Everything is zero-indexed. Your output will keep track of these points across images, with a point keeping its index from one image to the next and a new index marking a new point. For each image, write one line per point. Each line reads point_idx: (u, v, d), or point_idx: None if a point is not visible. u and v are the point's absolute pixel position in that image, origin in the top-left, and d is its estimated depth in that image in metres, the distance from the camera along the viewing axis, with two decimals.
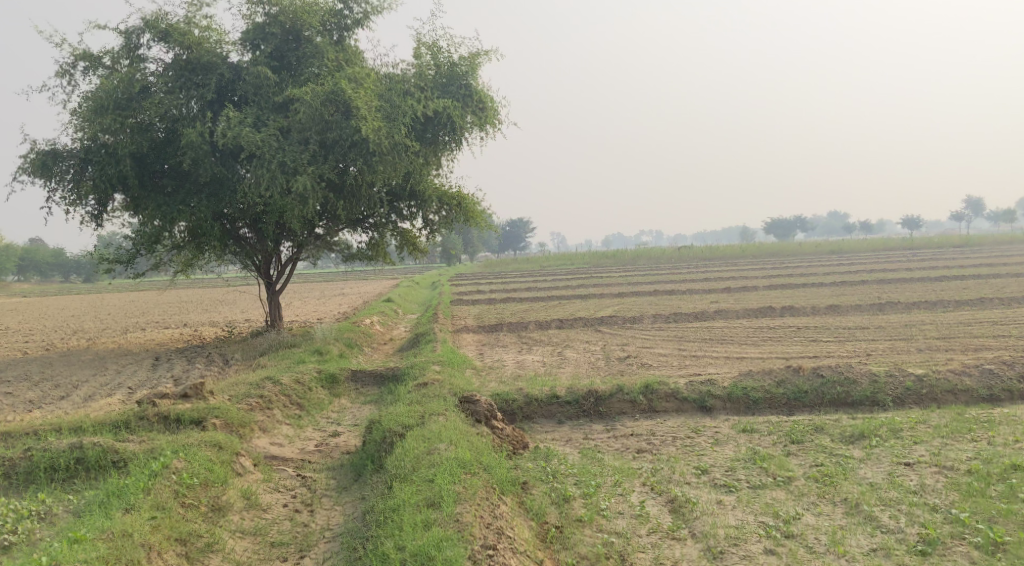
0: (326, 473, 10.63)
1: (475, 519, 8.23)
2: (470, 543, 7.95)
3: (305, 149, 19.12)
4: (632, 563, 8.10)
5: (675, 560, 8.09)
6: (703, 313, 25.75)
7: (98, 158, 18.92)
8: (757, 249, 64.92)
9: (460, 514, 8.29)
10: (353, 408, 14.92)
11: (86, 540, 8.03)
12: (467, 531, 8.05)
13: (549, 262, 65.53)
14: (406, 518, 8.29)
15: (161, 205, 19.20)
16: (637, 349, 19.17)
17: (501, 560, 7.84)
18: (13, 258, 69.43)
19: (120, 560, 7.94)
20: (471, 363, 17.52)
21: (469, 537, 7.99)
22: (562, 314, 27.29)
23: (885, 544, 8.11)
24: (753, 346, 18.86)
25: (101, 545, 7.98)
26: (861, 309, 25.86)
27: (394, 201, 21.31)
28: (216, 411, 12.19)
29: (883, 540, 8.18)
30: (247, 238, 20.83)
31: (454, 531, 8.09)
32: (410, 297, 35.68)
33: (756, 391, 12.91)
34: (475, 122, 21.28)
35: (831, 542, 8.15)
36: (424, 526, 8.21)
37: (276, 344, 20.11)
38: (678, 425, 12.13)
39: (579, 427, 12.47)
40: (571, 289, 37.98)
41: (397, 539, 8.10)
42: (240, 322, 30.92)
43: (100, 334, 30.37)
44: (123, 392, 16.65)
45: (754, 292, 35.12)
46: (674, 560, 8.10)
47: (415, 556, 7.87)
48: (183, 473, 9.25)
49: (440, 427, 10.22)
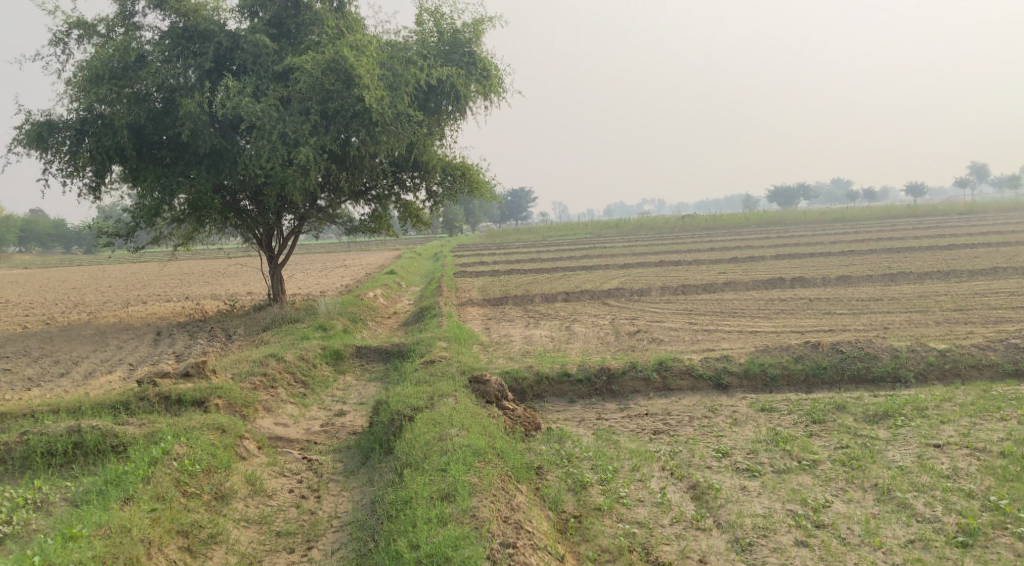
0: (333, 455, 10.31)
1: (492, 513, 7.90)
2: (488, 541, 7.62)
3: (306, 119, 18.62)
4: (657, 556, 7.79)
5: (702, 554, 7.78)
6: (712, 285, 25.33)
7: (95, 129, 18.46)
8: (761, 218, 64.43)
9: (476, 508, 7.96)
10: (358, 386, 14.60)
11: (81, 537, 7.69)
12: (485, 527, 7.72)
13: (552, 232, 65.06)
14: (419, 512, 7.96)
15: (160, 177, 18.77)
16: (646, 323, 18.81)
17: (521, 559, 7.51)
18: (13, 229, 68.96)
19: (117, 558, 7.61)
20: (478, 338, 17.16)
21: (488, 534, 7.66)
22: (568, 286, 26.88)
23: (923, 535, 7.80)
24: (765, 319, 18.47)
25: (97, 543, 7.64)
26: (872, 279, 25.44)
27: (397, 172, 20.84)
28: (218, 391, 11.84)
29: (921, 531, 7.87)
30: (248, 210, 20.39)
31: (471, 526, 7.78)
32: (412, 268, 35.24)
33: (774, 367, 12.55)
34: (479, 91, 20.75)
35: (865, 533, 7.84)
36: (439, 521, 7.88)
37: (279, 320, 19.75)
38: (694, 404, 11.77)
39: (591, 406, 12.13)
40: (575, 260, 37.58)
41: (411, 536, 7.78)
42: (242, 295, 30.54)
43: (100, 307, 30.03)
44: (124, 369, 16.32)
45: (761, 263, 34.67)
46: (702, 554, 7.79)
47: (430, 555, 7.54)
48: (185, 459, 8.91)
49: (450, 410, 9.87)
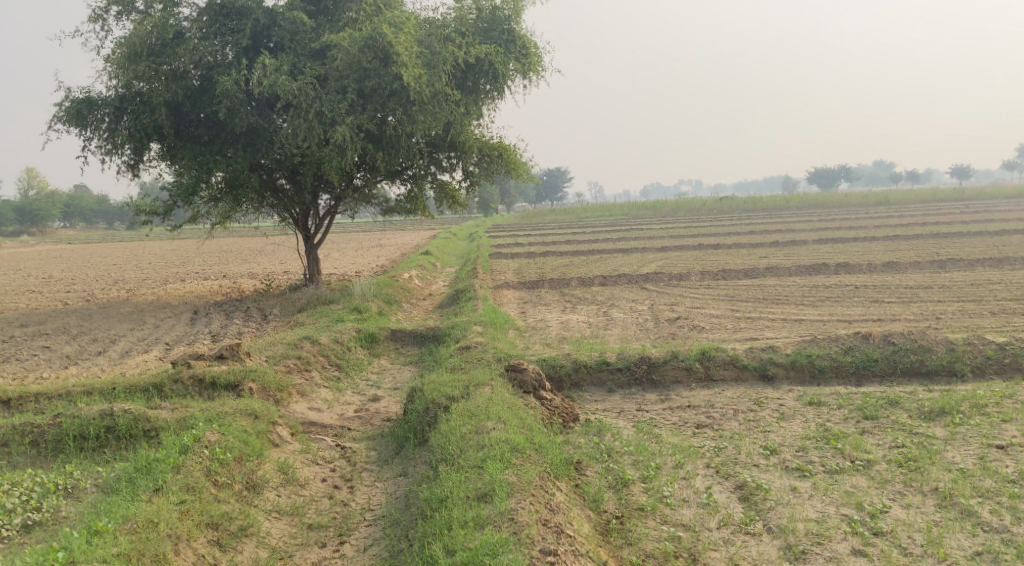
0: (367, 443, 10.10)
1: (532, 516, 7.60)
2: (528, 547, 7.32)
3: (343, 98, 18.41)
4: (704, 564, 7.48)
5: (753, 562, 7.46)
6: (753, 269, 24.74)
7: (133, 106, 18.37)
8: (802, 199, 63.26)
9: (515, 510, 7.67)
10: (393, 370, 14.39)
11: (107, 532, 7.50)
12: (525, 532, 7.42)
13: (588, 214, 64.48)
14: (456, 515, 7.69)
15: (197, 155, 18.65)
16: (687, 309, 18.36)
17: None
18: (58, 204, 69.96)
19: (143, 554, 7.42)
20: (514, 323, 16.85)
21: (528, 540, 7.35)
22: (606, 269, 26.43)
23: (991, 547, 7.42)
24: (810, 307, 17.92)
25: (122, 539, 7.44)
26: (921, 266, 24.66)
27: (433, 152, 20.54)
28: (252, 374, 11.68)
29: (987, 542, 7.49)
30: (284, 189, 20.20)
31: (509, 530, 7.48)
32: (447, 249, 34.98)
33: (822, 358, 12.08)
34: (518, 69, 20.32)
35: (928, 544, 7.47)
36: (476, 523, 7.61)
37: (314, 301, 19.62)
38: (738, 397, 11.37)
39: (630, 396, 11.79)
40: (613, 242, 37.08)
41: (447, 541, 7.50)
42: (278, 274, 30.51)
43: (140, 284, 30.20)
44: (160, 349, 16.28)
45: (803, 247, 33.88)
46: (753, 562, 7.46)
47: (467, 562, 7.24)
48: (216, 447, 8.72)
49: (487, 401, 9.60)
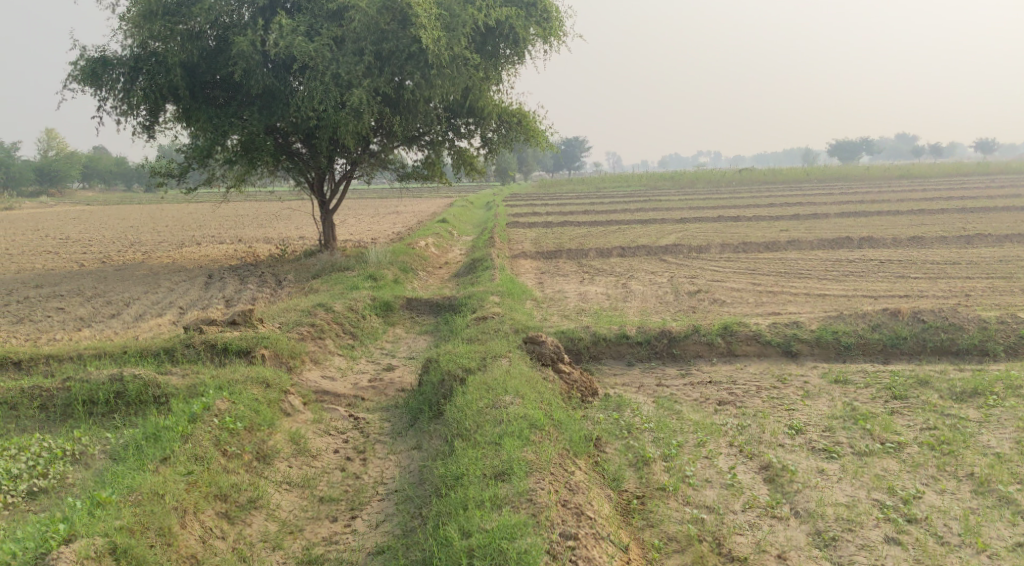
0: (381, 414, 9.90)
1: (551, 498, 7.36)
2: (548, 531, 7.08)
3: (360, 60, 18.02)
4: (730, 550, 7.26)
5: (782, 548, 7.23)
6: (775, 243, 24.29)
7: (149, 67, 18.14)
8: (823, 172, 62.39)
9: (534, 491, 7.43)
10: (408, 339, 14.17)
11: (111, 504, 7.34)
12: (544, 515, 7.17)
13: (606, 184, 63.89)
14: (472, 495, 7.47)
15: (213, 117, 18.37)
16: (707, 282, 18.01)
17: (584, 553, 6.96)
18: (76, 165, 69.93)
19: (146, 529, 7.23)
20: (531, 294, 16.56)
21: (547, 523, 7.12)
22: (624, 240, 26.04)
23: None
24: (834, 282, 17.51)
25: (126, 513, 7.25)
26: (946, 242, 24.12)
27: (451, 118, 20.17)
28: (265, 340, 11.48)
29: None
30: (300, 153, 19.89)
31: (528, 513, 7.24)
32: (464, 217, 34.62)
33: (849, 335, 11.74)
34: (539, 34, 19.84)
35: (966, 533, 7.23)
36: (494, 503, 7.39)
37: (329, 268, 19.37)
38: (761, 373, 11.06)
39: (650, 371, 11.52)
40: (631, 213, 36.62)
41: (462, 523, 7.26)
42: (293, 240, 30.29)
43: (155, 247, 30.07)
44: (174, 313, 16.11)
45: (825, 220, 33.29)
46: (781, 548, 7.24)
47: (483, 547, 7.01)
48: (226, 416, 8.55)
49: (504, 373, 9.37)
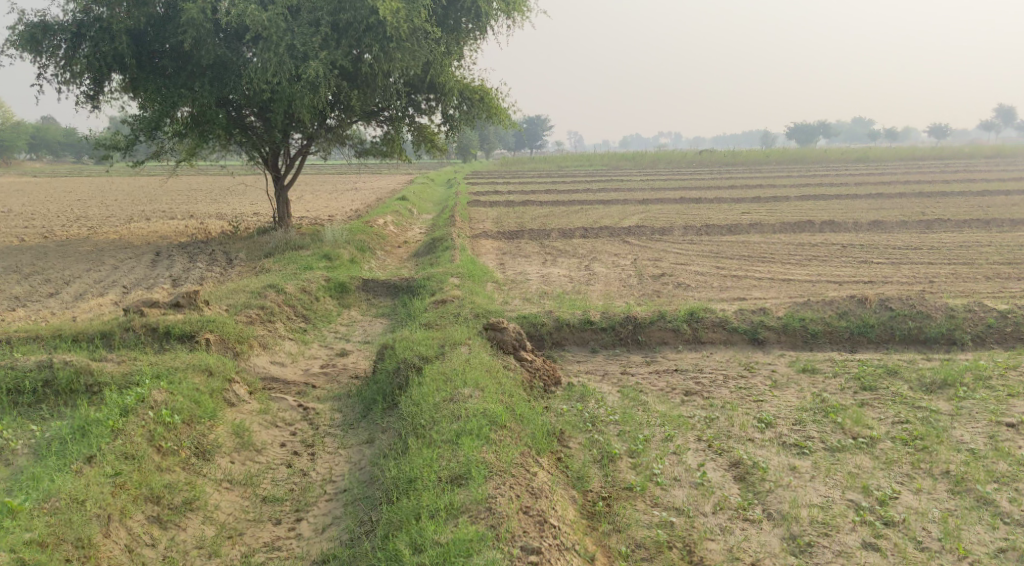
0: (333, 403, 9.42)
1: (512, 505, 6.97)
2: (508, 543, 6.69)
3: (316, 31, 17.28)
4: (700, 559, 6.95)
5: (754, 556, 6.95)
6: (737, 225, 24.06)
7: (93, 33, 17.32)
8: (782, 154, 62.60)
9: (494, 497, 7.03)
10: (363, 322, 13.63)
11: (24, 511, 6.92)
12: (505, 526, 6.78)
13: (567, 163, 63.44)
14: (428, 502, 7.06)
15: (161, 88, 17.55)
16: (671, 266, 17.69)
17: None
18: (23, 136, 67.62)
19: (63, 539, 6.85)
20: (492, 276, 16.09)
21: (508, 535, 6.73)
22: (587, 221, 25.63)
23: (1013, 542, 6.98)
24: (798, 266, 17.28)
25: (38, 524, 6.86)
26: (907, 226, 24.09)
27: (411, 93, 19.53)
28: (210, 324, 10.88)
29: (1008, 536, 7.05)
30: (254, 127, 19.06)
31: (487, 524, 6.84)
32: (424, 195, 33.95)
33: (816, 323, 11.47)
34: (502, 8, 19.28)
35: (945, 538, 7.02)
36: (451, 510, 7.00)
37: (283, 246, 18.70)
38: (728, 361, 10.74)
39: (614, 358, 11.15)
40: (593, 193, 36.21)
41: (416, 534, 6.86)
42: (247, 216, 29.40)
43: (102, 222, 28.97)
44: (117, 292, 15.37)
45: (786, 203, 33.19)
46: (754, 556, 6.95)
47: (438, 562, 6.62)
48: (162, 409, 8.07)
49: (464, 362, 8.93)
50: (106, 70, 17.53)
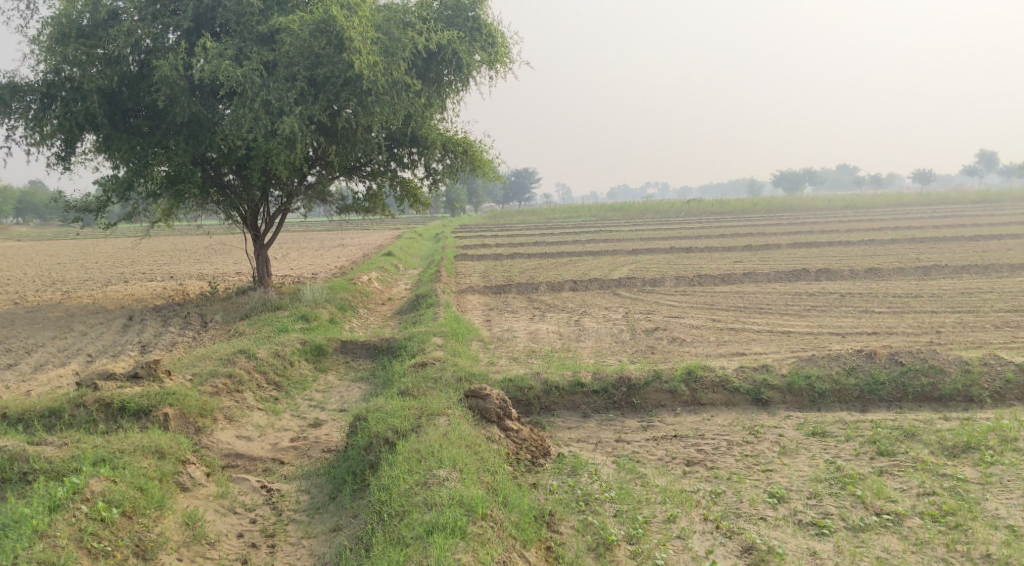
0: (300, 482, 8.59)
1: None
2: None
3: (292, 86, 16.73)
4: None
5: None
6: (730, 274, 23.48)
7: (64, 93, 16.77)
8: (769, 202, 62.48)
9: None
10: (340, 387, 12.80)
11: None
12: None
13: (556, 215, 63.14)
14: None
15: (135, 148, 16.91)
16: (664, 319, 16.97)
17: None
18: (8, 201, 67.04)
19: None
20: (477, 334, 15.31)
21: None
22: (576, 273, 24.97)
23: None
24: (797, 318, 16.62)
25: None
26: (904, 273, 23.55)
27: (393, 147, 18.92)
28: (170, 397, 10.08)
29: None
30: (232, 185, 18.35)
31: None
32: (410, 249, 33.32)
33: (823, 381, 10.71)
34: (484, 60, 18.85)
35: None
36: None
37: (260, 307, 17.93)
38: (730, 426, 9.95)
39: (608, 424, 10.34)
40: (582, 245, 35.61)
41: None
42: (228, 276, 28.65)
43: (79, 286, 28.12)
44: (80, 362, 14.53)
45: (778, 251, 32.66)
46: None
47: None
48: (98, 503, 7.36)
49: (444, 437, 8.13)
50: (77, 130, 16.89)
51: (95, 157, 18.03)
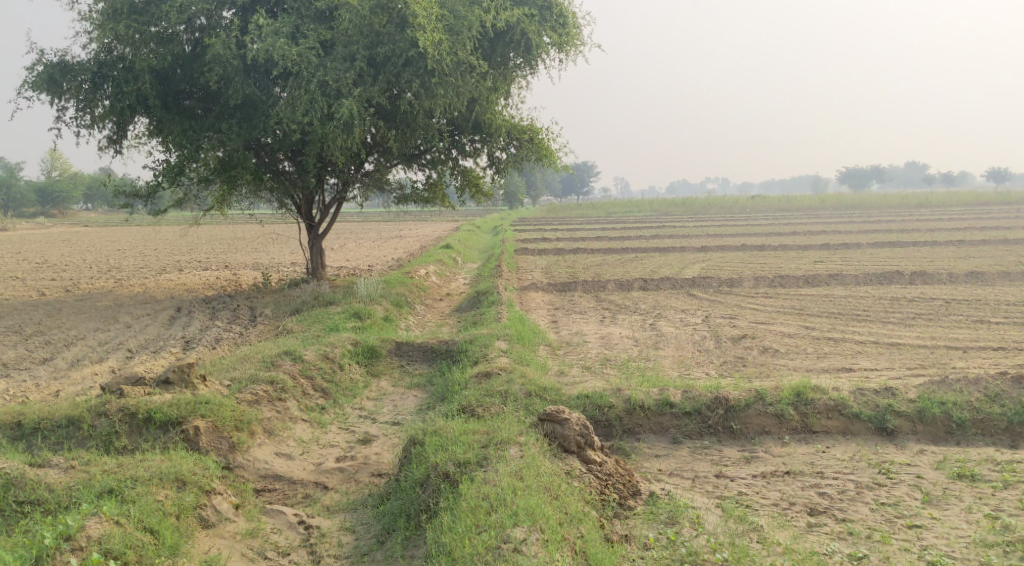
0: (347, 519, 7.37)
1: None
2: None
3: (350, 67, 15.46)
4: None
5: None
6: (815, 275, 21.64)
7: (116, 74, 15.72)
8: (839, 200, 59.79)
9: None
10: (394, 394, 11.49)
11: None
12: None
13: (617, 210, 61.39)
14: None
15: (187, 131, 15.77)
16: (751, 325, 15.32)
17: None
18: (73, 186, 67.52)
19: None
20: (544, 337, 13.87)
21: None
22: (644, 271, 23.35)
23: None
24: (902, 327, 14.84)
25: None
26: (1008, 278, 21.40)
27: (455, 133, 17.56)
28: (202, 409, 8.89)
29: None
30: (287, 172, 17.15)
31: None
32: (468, 242, 31.99)
33: (961, 409, 9.05)
34: (553, 41, 17.39)
35: None
36: None
37: (312, 301, 16.77)
38: (853, 463, 8.38)
39: (703, 452, 8.83)
40: (648, 240, 33.86)
41: None
42: (283, 267, 27.65)
43: (132, 274, 27.36)
44: (117, 359, 13.48)
45: (859, 251, 30.59)
46: None
47: None
48: (93, 552, 6.26)
49: (518, 480, 6.80)
50: (128, 112, 15.86)
51: (148, 141, 17.01)
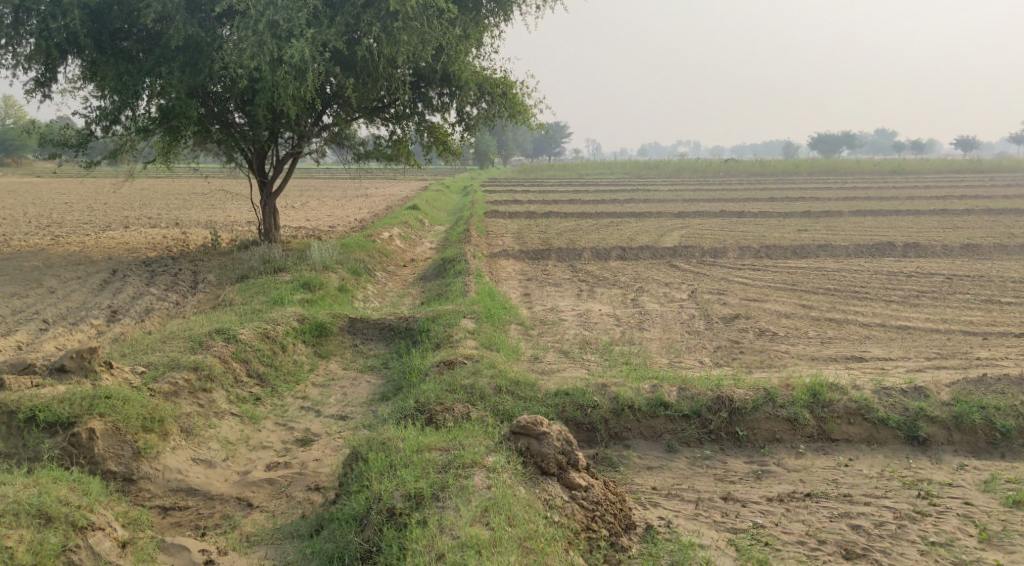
0: (267, 556, 6.47)
1: None
2: None
3: (303, 5, 13.70)
4: None
5: None
6: (804, 246, 20.25)
7: (41, 6, 13.31)
8: (813, 165, 58.61)
9: None
10: (343, 380, 9.92)
11: None
12: None
13: (588, 172, 59.66)
14: None
15: (122, 74, 13.65)
16: (744, 303, 13.86)
17: None
18: None
19: None
20: (516, 314, 12.32)
21: None
22: (621, 239, 21.82)
23: None
24: (909, 308, 13.48)
25: None
26: (1006, 252, 20.18)
27: (420, 85, 15.74)
28: (100, 406, 7.28)
29: None
30: (237, 124, 15.11)
31: None
32: (435, 203, 30.18)
33: (1008, 415, 7.72)
34: None
35: None
36: None
37: (259, 267, 15.05)
38: (884, 480, 7.03)
39: (706, 466, 7.40)
40: (623, 205, 32.28)
41: None
42: (235, 227, 25.65)
43: (71, 231, 25.16)
44: (28, 332, 11.68)
45: (843, 219, 29.29)
46: None
47: None
48: None
49: (487, 533, 5.77)
50: (57, 52, 13.66)
51: (82, 85, 14.80)
